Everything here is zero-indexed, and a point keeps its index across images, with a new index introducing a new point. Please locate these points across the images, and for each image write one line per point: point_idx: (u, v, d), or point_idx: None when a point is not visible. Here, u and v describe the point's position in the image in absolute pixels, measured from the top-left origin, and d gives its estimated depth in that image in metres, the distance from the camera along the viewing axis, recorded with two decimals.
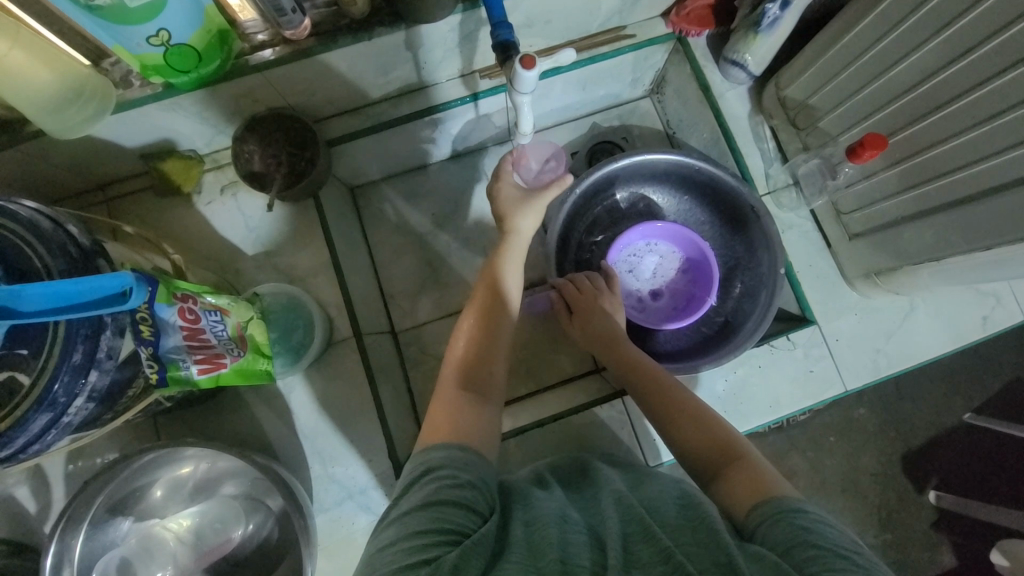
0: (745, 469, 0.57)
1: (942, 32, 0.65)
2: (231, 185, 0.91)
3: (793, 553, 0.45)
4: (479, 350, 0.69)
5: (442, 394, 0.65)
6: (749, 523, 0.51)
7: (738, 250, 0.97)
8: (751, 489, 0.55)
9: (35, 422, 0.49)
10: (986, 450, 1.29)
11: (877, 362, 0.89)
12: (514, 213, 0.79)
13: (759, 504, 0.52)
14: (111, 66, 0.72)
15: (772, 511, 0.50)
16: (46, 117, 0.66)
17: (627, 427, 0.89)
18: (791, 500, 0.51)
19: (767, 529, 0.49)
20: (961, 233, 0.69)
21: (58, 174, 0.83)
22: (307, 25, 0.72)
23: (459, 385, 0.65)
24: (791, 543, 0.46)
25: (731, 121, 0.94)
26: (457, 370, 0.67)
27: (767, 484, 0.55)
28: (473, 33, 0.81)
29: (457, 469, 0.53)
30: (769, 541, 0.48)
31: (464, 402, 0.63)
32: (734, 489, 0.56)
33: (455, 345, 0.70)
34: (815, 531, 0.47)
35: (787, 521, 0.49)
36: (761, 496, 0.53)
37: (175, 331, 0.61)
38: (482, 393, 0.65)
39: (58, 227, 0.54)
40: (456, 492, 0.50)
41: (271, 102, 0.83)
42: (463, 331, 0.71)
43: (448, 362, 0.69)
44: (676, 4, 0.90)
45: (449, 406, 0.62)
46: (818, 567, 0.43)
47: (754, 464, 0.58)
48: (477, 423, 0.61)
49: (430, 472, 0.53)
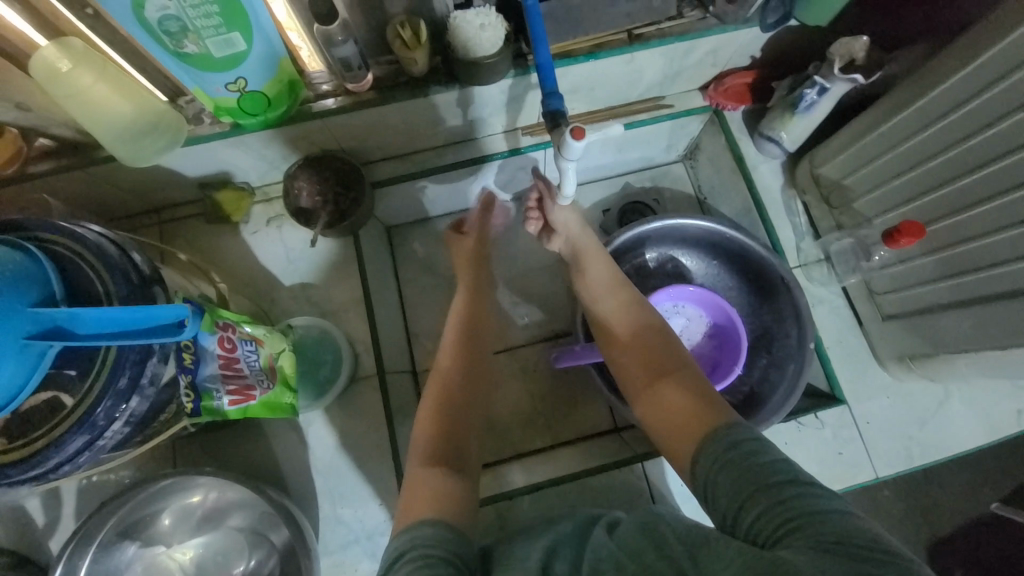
0: (678, 395, 0.62)
1: (982, 132, 0.66)
2: (277, 218, 0.96)
3: (749, 508, 0.47)
4: (444, 417, 0.70)
5: (413, 468, 0.65)
6: (693, 464, 0.55)
7: (766, 319, 0.96)
8: (686, 421, 0.59)
9: (73, 442, 0.50)
10: (1019, 545, 1.21)
11: (910, 450, 0.86)
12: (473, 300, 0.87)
13: (700, 437, 0.55)
14: (186, 103, 0.79)
15: (710, 450, 0.53)
16: (121, 146, 0.71)
17: (648, 492, 0.85)
18: (722, 427, 0.54)
19: (714, 480, 0.51)
20: (1000, 325, 0.68)
21: (119, 195, 0.88)
22: (369, 79, 0.77)
23: (427, 460, 0.65)
24: (739, 500, 0.48)
25: (764, 193, 0.97)
26: (425, 445, 0.67)
27: (701, 413, 0.58)
28: (521, 96, 0.86)
29: (431, 546, 0.52)
30: (723, 493, 0.49)
31: (431, 474, 0.63)
32: (672, 406, 0.62)
33: (422, 415, 0.71)
34: (753, 467, 0.49)
35: (728, 463, 0.51)
36: (697, 429, 0.57)
37: (213, 358, 0.63)
38: (450, 464, 0.65)
39: (123, 254, 0.57)
40: (428, 572, 0.49)
41: (326, 145, 0.88)
42: (429, 398, 0.73)
43: (418, 428, 0.70)
44: (714, 81, 0.94)
45: (419, 479, 0.62)
46: (768, 524, 0.45)
47: (689, 373, 0.64)
48: (446, 497, 0.60)
49: (403, 555, 0.52)
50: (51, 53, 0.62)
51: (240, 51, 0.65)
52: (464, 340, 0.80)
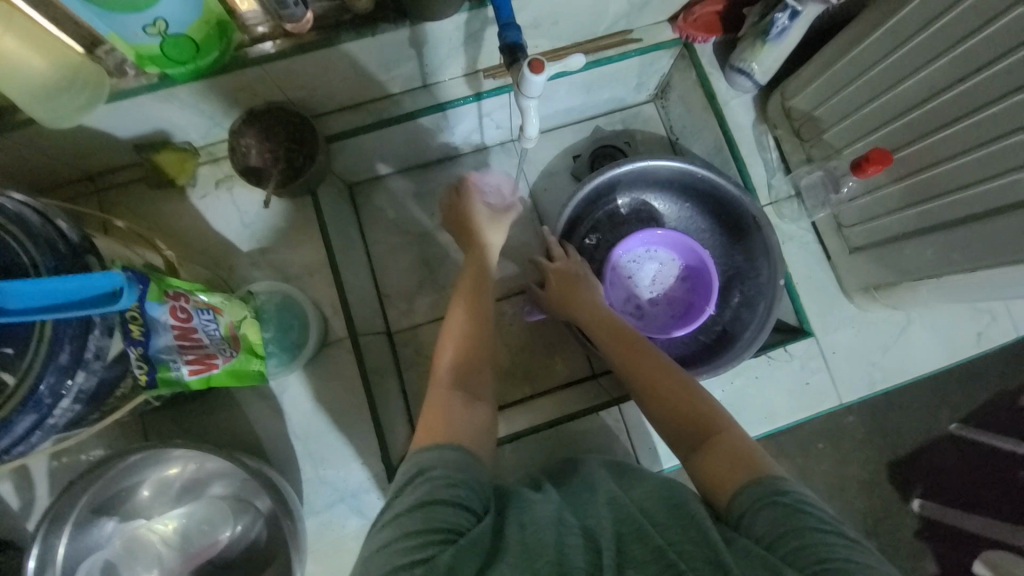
0: (725, 445, 0.58)
1: (953, 50, 0.64)
2: (227, 179, 0.90)
3: (779, 544, 0.46)
4: (468, 348, 0.68)
5: (434, 393, 0.63)
6: (733, 511, 0.53)
7: (737, 259, 0.96)
8: (732, 468, 0.55)
9: (20, 423, 0.48)
10: (972, 459, 1.31)
11: (873, 376, 0.89)
12: (484, 230, 0.83)
13: (742, 489, 0.53)
14: (105, 54, 0.69)
15: (756, 496, 0.51)
16: (38, 104, 0.64)
17: (624, 435, 0.89)
18: (774, 479, 0.52)
19: (752, 516, 0.50)
20: (963, 250, 0.70)
21: (48, 163, 0.81)
22: (309, 18, 0.70)
23: (452, 384, 0.64)
24: (779, 533, 0.47)
25: (735, 130, 0.94)
26: (448, 374, 0.66)
27: (748, 461, 0.55)
28: (478, 33, 0.79)
29: (451, 470, 0.52)
30: (758, 528, 0.49)
31: (454, 401, 0.62)
32: (712, 468, 0.57)
33: (444, 348, 0.69)
34: (800, 511, 0.48)
35: (774, 505, 0.50)
36: (745, 476, 0.54)
37: (166, 330, 0.59)
38: (472, 392, 0.64)
39: (47, 222, 0.52)
40: (450, 492, 0.50)
41: (271, 96, 0.81)
42: (452, 328, 0.71)
43: (439, 365, 0.67)
44: (683, 10, 0.89)
45: (441, 405, 0.61)
46: (808, 558, 0.44)
47: (730, 436, 0.59)
48: (468, 421, 0.60)
49: (423, 472, 0.52)
50: None
51: None
52: (481, 281, 0.76)
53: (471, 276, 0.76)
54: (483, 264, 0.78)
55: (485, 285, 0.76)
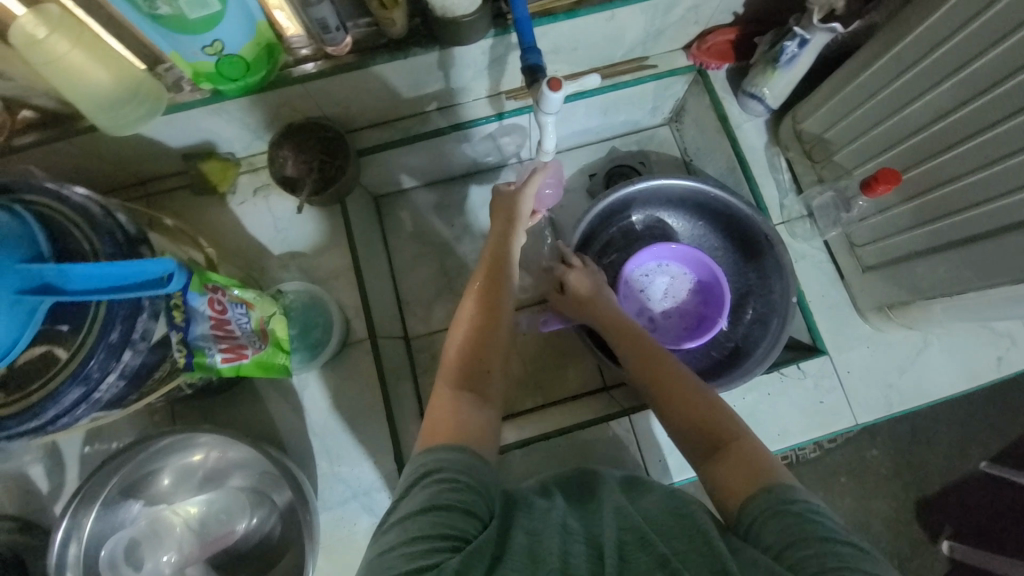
0: (738, 455, 0.58)
1: (955, 75, 0.67)
2: (264, 188, 0.96)
3: (789, 553, 0.47)
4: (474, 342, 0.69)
5: (439, 391, 0.66)
6: (742, 520, 0.53)
7: (750, 276, 0.98)
8: (744, 477, 0.56)
9: (69, 395, 0.52)
10: (1006, 500, 1.24)
11: (889, 397, 0.88)
12: (505, 211, 0.81)
13: (752, 499, 0.53)
14: (166, 71, 0.77)
15: (767, 506, 0.51)
16: (103, 114, 0.71)
17: (634, 446, 0.89)
18: (785, 489, 0.52)
19: (761, 524, 0.51)
20: (974, 269, 0.70)
21: (105, 168, 0.89)
22: (348, 42, 0.76)
23: (456, 382, 0.66)
24: (787, 542, 0.47)
25: (748, 151, 0.97)
26: (455, 370, 0.67)
27: (760, 472, 0.56)
28: (503, 56, 0.85)
29: (457, 473, 0.54)
30: (767, 537, 0.49)
31: (460, 399, 0.64)
32: (723, 476, 0.58)
33: (453, 342, 0.71)
34: (811, 520, 0.48)
35: (784, 514, 0.50)
36: (757, 486, 0.54)
37: (204, 319, 0.65)
38: (481, 392, 0.65)
39: (107, 214, 0.58)
40: (455, 495, 0.52)
41: (309, 112, 0.88)
42: (461, 323, 0.72)
43: (449, 358, 0.69)
44: (697, 39, 0.94)
45: (445, 404, 0.63)
46: (816, 567, 0.45)
47: (743, 446, 0.59)
48: (472, 418, 0.62)
49: (430, 474, 0.54)
50: (28, 22, 0.60)
51: (214, 11, 0.64)
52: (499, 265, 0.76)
53: (490, 263, 0.76)
54: (505, 250, 0.78)
55: (501, 274, 0.75)
